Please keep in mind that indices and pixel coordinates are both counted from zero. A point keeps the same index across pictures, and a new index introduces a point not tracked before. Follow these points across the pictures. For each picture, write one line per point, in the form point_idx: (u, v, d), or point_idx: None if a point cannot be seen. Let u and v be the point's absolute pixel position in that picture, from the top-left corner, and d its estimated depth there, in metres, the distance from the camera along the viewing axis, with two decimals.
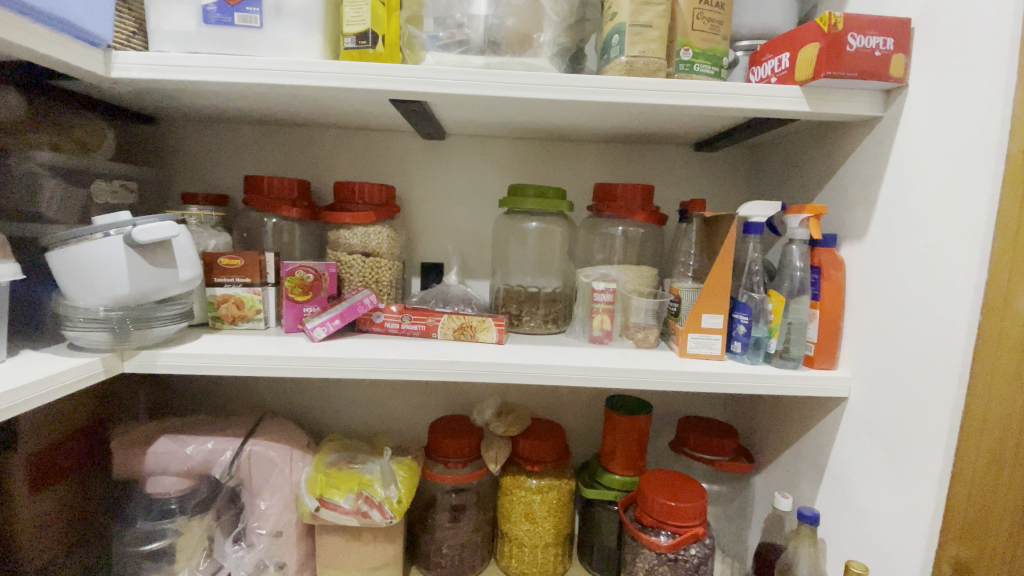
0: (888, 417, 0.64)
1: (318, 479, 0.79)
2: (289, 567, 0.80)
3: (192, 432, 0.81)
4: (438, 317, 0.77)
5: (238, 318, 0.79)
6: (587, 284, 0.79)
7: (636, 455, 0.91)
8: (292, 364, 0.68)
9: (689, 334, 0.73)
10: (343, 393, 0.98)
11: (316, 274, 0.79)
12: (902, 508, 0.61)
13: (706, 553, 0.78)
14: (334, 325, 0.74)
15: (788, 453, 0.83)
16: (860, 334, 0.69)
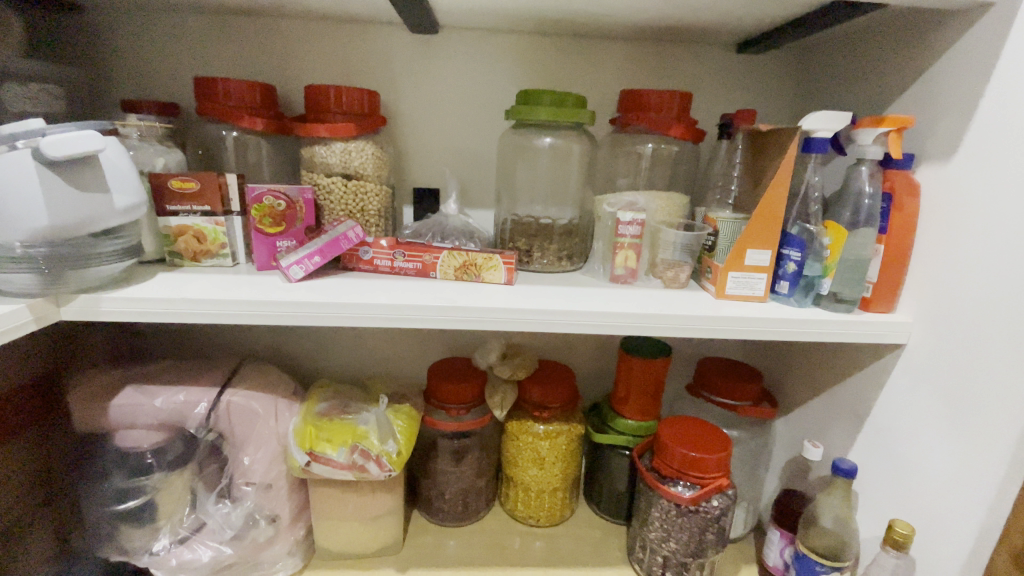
0: (958, 369, 0.56)
1: (307, 432, 0.71)
2: (282, 520, 0.74)
3: (161, 382, 0.72)
4: (436, 254, 0.66)
5: (200, 253, 0.68)
6: (610, 214, 0.67)
7: (650, 400, 0.85)
8: (265, 309, 0.58)
9: (729, 272, 0.63)
10: (329, 336, 0.89)
11: (290, 202, 0.67)
12: (965, 468, 0.54)
13: (728, 505, 0.73)
14: (313, 263, 0.63)
15: (818, 401, 0.76)
16: (931, 273, 0.59)
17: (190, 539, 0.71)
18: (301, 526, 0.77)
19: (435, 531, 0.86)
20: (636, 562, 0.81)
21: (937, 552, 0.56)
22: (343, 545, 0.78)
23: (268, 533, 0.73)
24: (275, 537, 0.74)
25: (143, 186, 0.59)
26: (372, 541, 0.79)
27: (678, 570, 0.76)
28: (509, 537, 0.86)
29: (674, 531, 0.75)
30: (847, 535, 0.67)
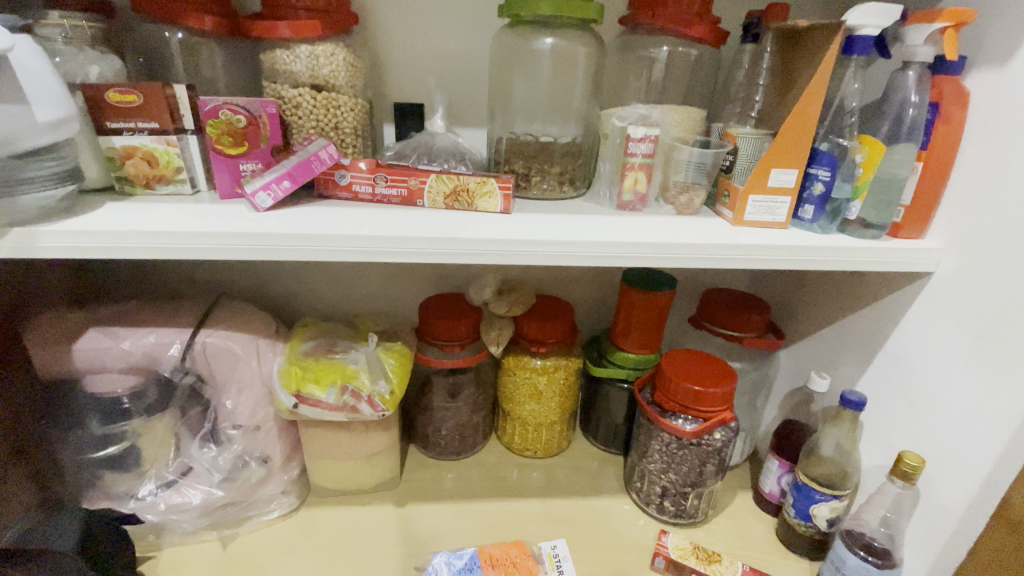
0: (991, 298, 0.52)
1: (292, 373, 0.67)
2: (274, 461, 0.71)
3: (128, 323, 0.67)
4: (423, 178, 0.59)
5: (154, 179, 0.60)
6: (620, 130, 0.60)
7: (653, 333, 0.81)
8: (230, 242, 0.51)
9: (749, 195, 0.57)
10: (312, 272, 0.83)
11: (250, 118, 0.58)
12: (988, 401, 0.52)
13: (730, 437, 0.72)
14: (282, 189, 0.55)
15: (828, 332, 0.73)
16: (975, 193, 0.53)
17: (178, 483, 0.69)
18: (295, 465, 0.75)
19: (432, 466, 0.85)
20: (633, 492, 0.81)
21: (946, 483, 0.55)
22: (337, 483, 0.77)
23: (259, 474, 0.70)
24: (268, 477, 0.72)
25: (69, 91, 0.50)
26: (368, 477, 0.78)
27: (676, 499, 0.75)
28: (506, 469, 0.85)
29: (674, 463, 0.74)
30: (847, 463, 0.67)
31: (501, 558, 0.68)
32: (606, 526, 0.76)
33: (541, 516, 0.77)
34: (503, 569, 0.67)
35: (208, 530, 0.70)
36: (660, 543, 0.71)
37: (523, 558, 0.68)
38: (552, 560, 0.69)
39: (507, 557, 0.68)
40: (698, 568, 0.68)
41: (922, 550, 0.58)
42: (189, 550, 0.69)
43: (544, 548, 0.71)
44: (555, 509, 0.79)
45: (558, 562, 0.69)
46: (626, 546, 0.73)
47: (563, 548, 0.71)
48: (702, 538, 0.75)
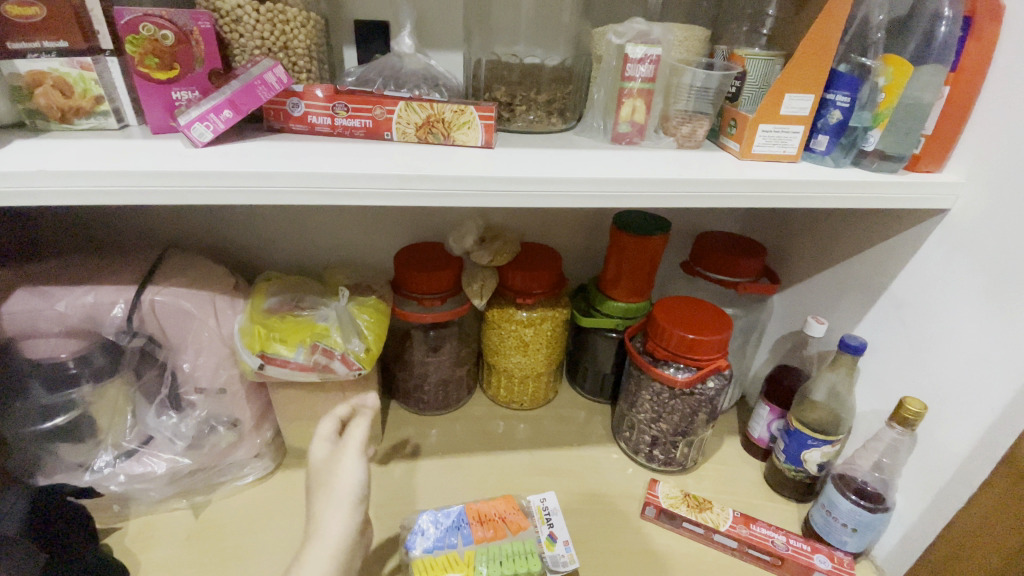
0: (1011, 237, 0.48)
1: (255, 332, 0.61)
2: (244, 425, 0.66)
3: (63, 281, 0.59)
4: (389, 107, 0.51)
5: (71, 111, 0.51)
6: (617, 49, 0.52)
7: (644, 281, 0.76)
8: (164, 183, 0.43)
9: (759, 125, 0.51)
10: (275, 220, 0.75)
11: (179, 35, 0.49)
12: (1000, 344, 0.49)
13: (723, 385, 0.69)
14: (223, 120, 0.47)
15: (827, 274, 0.70)
16: (1005, 118, 0.48)
17: (139, 453, 0.64)
18: (268, 428, 0.70)
19: (415, 422, 0.82)
20: (622, 441, 0.79)
21: (947, 428, 0.54)
22: None
23: (229, 439, 0.66)
24: (239, 442, 0.67)
25: None
26: None
27: (666, 448, 0.74)
28: (493, 423, 0.82)
29: (665, 412, 0.71)
30: (842, 409, 0.66)
31: (489, 514, 0.66)
32: (596, 476, 0.75)
33: (529, 468, 0.75)
34: (491, 524, 0.65)
35: (178, 498, 0.66)
36: (651, 492, 0.69)
37: (512, 513, 0.66)
38: (542, 514, 0.67)
39: (495, 512, 0.66)
40: (690, 516, 0.67)
41: (916, 493, 0.57)
42: (158, 520, 0.65)
43: (534, 501, 0.69)
44: (543, 461, 0.77)
45: (548, 515, 0.67)
46: (617, 495, 0.72)
47: (553, 501, 0.69)
48: (692, 484, 0.74)
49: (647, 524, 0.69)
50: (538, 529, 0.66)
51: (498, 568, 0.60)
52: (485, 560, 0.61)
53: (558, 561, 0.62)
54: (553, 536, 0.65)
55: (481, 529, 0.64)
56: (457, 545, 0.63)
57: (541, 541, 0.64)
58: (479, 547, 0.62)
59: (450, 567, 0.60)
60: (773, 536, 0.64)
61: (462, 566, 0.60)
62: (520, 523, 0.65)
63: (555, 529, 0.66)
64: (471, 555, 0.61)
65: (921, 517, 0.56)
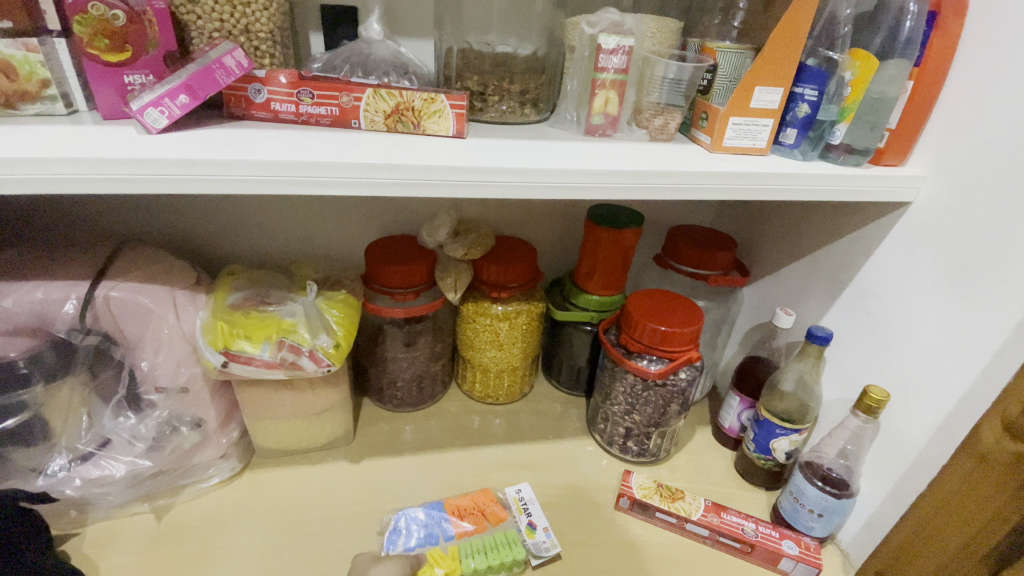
0: (969, 230, 0.50)
1: (218, 328, 0.58)
2: (208, 425, 0.64)
3: (9, 276, 0.56)
4: (357, 94, 0.49)
5: (14, 95, 0.48)
6: (590, 38, 0.52)
7: (618, 274, 0.77)
8: (115, 172, 0.41)
9: (729, 117, 0.51)
10: (241, 212, 0.73)
11: (131, 14, 0.46)
12: (960, 333, 0.51)
13: (695, 376, 0.70)
14: (178, 105, 0.45)
15: (796, 266, 0.72)
16: (966, 113, 0.49)
17: (96, 456, 0.61)
18: (233, 427, 0.68)
19: (389, 418, 0.80)
20: (597, 434, 0.80)
21: (908, 414, 0.56)
22: (284, 442, 0.71)
23: (192, 440, 0.63)
24: (203, 442, 0.65)
25: None
26: (318, 435, 0.72)
27: (640, 440, 0.74)
28: (468, 418, 0.82)
29: (638, 404, 0.72)
30: (809, 398, 0.67)
31: (467, 508, 0.66)
32: (571, 469, 0.75)
33: (504, 463, 0.75)
34: (470, 519, 0.65)
35: (139, 502, 0.64)
36: (625, 484, 0.70)
37: (490, 506, 0.67)
38: (519, 504, 0.68)
39: (473, 507, 0.66)
40: (662, 506, 0.67)
41: (878, 478, 0.59)
42: (118, 526, 0.62)
43: (510, 493, 0.69)
44: (518, 455, 0.76)
45: (525, 506, 0.67)
46: (591, 488, 0.72)
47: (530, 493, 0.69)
48: (665, 475, 0.75)
49: (622, 515, 0.69)
50: (517, 519, 0.66)
51: (481, 558, 0.60)
52: (466, 552, 0.61)
53: (542, 548, 0.63)
54: (533, 525, 0.65)
55: (460, 524, 0.64)
56: (437, 539, 0.62)
57: (521, 530, 0.65)
58: (460, 541, 0.63)
59: (435, 562, 0.60)
60: (742, 523, 0.66)
61: (446, 560, 0.60)
62: (499, 514, 0.66)
63: (533, 518, 0.66)
64: (453, 548, 0.61)
65: (883, 502, 0.58)
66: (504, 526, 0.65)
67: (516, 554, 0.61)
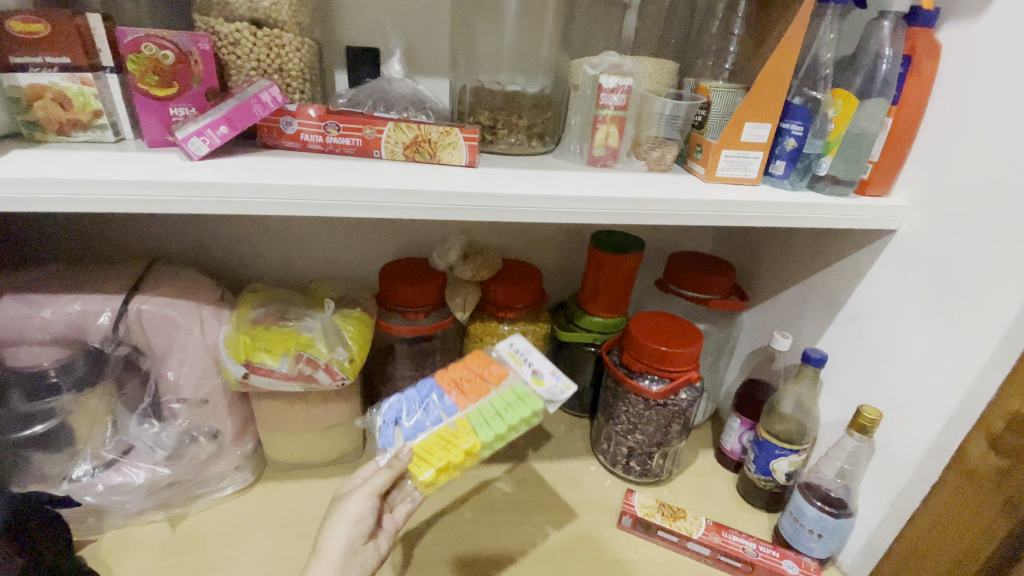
0: (950, 257, 0.53)
1: (240, 342, 0.62)
2: (225, 436, 0.67)
3: (49, 290, 0.60)
4: (379, 127, 0.54)
5: (67, 124, 0.53)
6: (592, 78, 0.56)
7: (620, 297, 0.80)
8: (159, 193, 0.45)
9: (722, 150, 0.55)
10: (264, 234, 0.77)
11: (180, 55, 0.52)
12: (947, 353, 0.53)
13: (696, 397, 0.72)
14: (219, 135, 0.50)
15: (792, 291, 0.74)
16: (943, 148, 0.53)
17: (118, 463, 0.64)
18: (248, 440, 0.71)
19: None
20: (600, 454, 0.81)
21: (901, 435, 0.57)
22: (296, 456, 0.73)
23: (209, 450, 0.66)
24: (219, 454, 0.67)
25: None
26: (329, 449, 0.74)
27: (642, 460, 0.76)
28: None
29: (640, 423, 0.73)
30: (807, 419, 0.69)
31: (462, 377, 0.58)
32: (574, 488, 0.76)
33: (509, 480, 0.76)
34: (469, 387, 0.57)
35: (155, 511, 0.66)
36: (627, 502, 0.71)
37: (489, 367, 0.59)
38: (516, 357, 0.60)
39: (469, 370, 0.59)
40: (664, 525, 0.69)
41: (876, 499, 0.60)
42: (134, 532, 0.64)
43: (502, 350, 0.62)
44: (522, 473, 0.78)
45: (523, 356, 0.60)
46: (594, 507, 0.73)
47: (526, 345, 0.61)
48: (667, 495, 0.76)
49: (624, 534, 0.70)
50: (520, 372, 0.59)
51: (499, 422, 0.52)
52: (479, 423, 0.52)
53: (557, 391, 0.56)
54: (538, 372, 0.58)
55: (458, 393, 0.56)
56: (442, 417, 0.54)
57: (528, 381, 0.57)
58: (467, 411, 0.54)
59: (440, 436, 0.52)
60: (743, 543, 0.67)
61: (456, 433, 0.52)
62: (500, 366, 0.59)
63: (536, 365, 0.59)
64: (461, 419, 0.53)
65: (881, 523, 0.59)
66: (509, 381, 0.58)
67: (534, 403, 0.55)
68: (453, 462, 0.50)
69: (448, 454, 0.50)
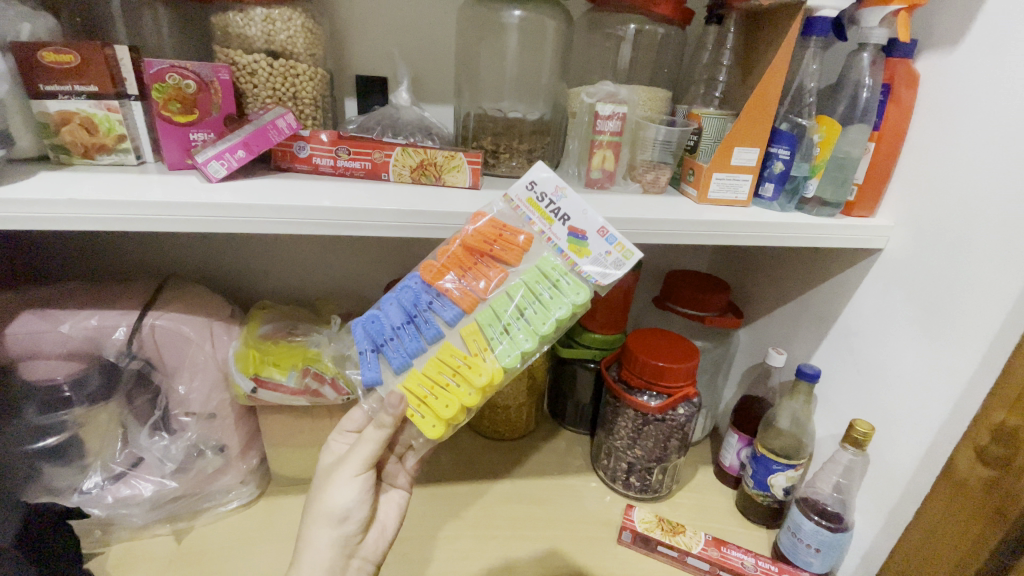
0: (934, 274, 0.55)
1: (249, 356, 0.64)
2: (231, 450, 0.68)
3: (67, 306, 0.62)
4: (387, 151, 0.57)
5: (93, 148, 0.56)
6: (588, 107, 0.59)
7: (619, 314, 0.81)
8: (179, 213, 0.48)
9: (713, 173, 0.58)
10: (274, 252, 0.80)
11: (200, 84, 0.55)
12: (934, 368, 0.55)
13: (694, 412, 0.73)
14: (236, 159, 0.53)
15: (787, 309, 0.76)
16: (924, 172, 0.56)
17: (127, 475, 0.65)
18: (254, 454, 0.72)
19: None
20: (600, 469, 0.82)
21: (893, 448, 0.59)
22: (300, 470, 0.74)
23: (215, 464, 0.67)
24: (226, 467, 0.69)
25: None
26: None
27: (642, 475, 0.77)
28: (475, 452, 0.85)
29: (639, 438, 0.75)
30: (803, 434, 0.70)
31: (467, 264, 0.53)
32: (574, 504, 0.77)
33: (510, 496, 0.77)
34: (474, 274, 0.52)
35: (161, 524, 0.67)
36: (627, 517, 0.72)
37: (496, 243, 0.52)
38: (538, 205, 0.53)
39: (471, 253, 0.53)
40: (663, 539, 0.69)
41: (871, 513, 0.61)
42: (140, 545, 0.65)
43: (522, 196, 0.53)
44: (523, 489, 0.79)
45: (551, 206, 0.52)
46: (595, 523, 0.74)
47: (549, 181, 0.52)
48: (667, 511, 0.77)
49: (624, 549, 0.71)
50: (553, 235, 0.52)
51: (513, 339, 0.51)
52: (493, 340, 0.51)
53: (619, 262, 0.50)
54: (576, 236, 0.51)
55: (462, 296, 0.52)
56: (451, 329, 0.52)
57: (563, 250, 0.52)
58: (477, 321, 0.51)
59: (449, 366, 0.51)
60: (743, 557, 0.67)
61: (469, 362, 0.50)
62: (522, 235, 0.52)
63: (572, 223, 0.51)
64: (471, 340, 0.51)
65: (877, 536, 0.60)
66: (536, 253, 0.53)
67: (573, 296, 0.51)
68: (466, 400, 0.50)
69: (458, 401, 0.50)
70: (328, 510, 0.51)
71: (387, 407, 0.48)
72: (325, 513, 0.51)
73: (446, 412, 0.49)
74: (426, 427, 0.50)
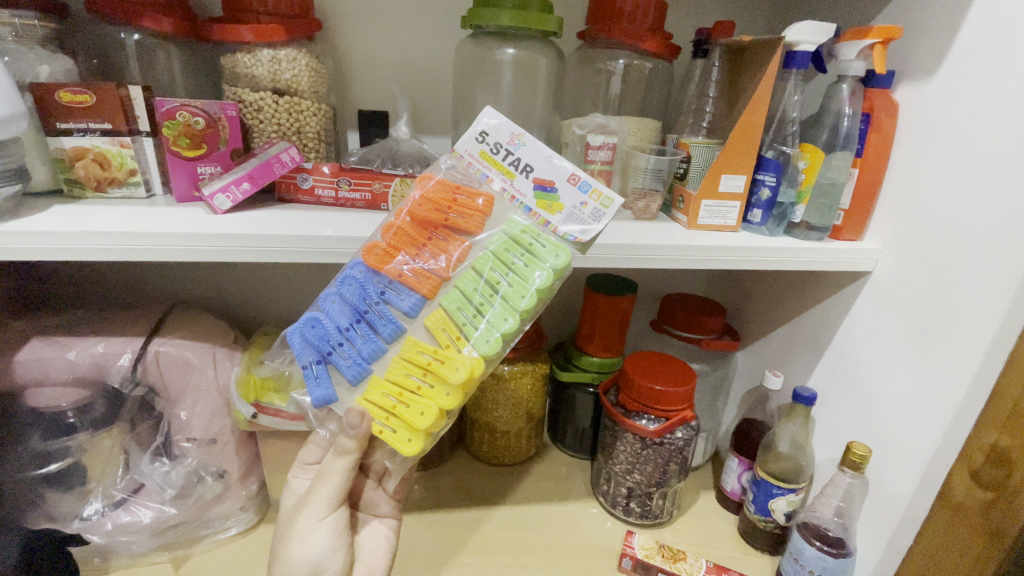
0: (922, 296, 0.56)
1: (251, 382, 0.64)
2: (231, 476, 0.69)
3: (75, 333, 0.64)
4: (387, 182, 0.59)
5: (105, 181, 0.58)
6: (579, 138, 0.61)
7: (616, 337, 0.82)
8: (185, 243, 0.50)
9: (702, 200, 0.60)
10: (277, 279, 0.82)
11: (209, 120, 0.57)
12: (927, 389, 0.55)
13: (692, 436, 0.73)
14: (241, 191, 0.55)
15: (782, 331, 0.77)
16: (908, 196, 0.57)
17: (127, 502, 0.65)
18: (253, 480, 0.72)
19: None
20: (600, 495, 0.81)
21: (892, 471, 0.58)
22: None
23: (215, 490, 0.68)
24: (225, 493, 0.69)
25: (12, 79, 0.48)
26: None
27: (642, 500, 0.76)
28: (475, 478, 0.84)
29: (638, 463, 0.74)
30: (802, 457, 0.70)
31: (420, 241, 0.51)
32: (574, 530, 0.76)
33: (509, 522, 0.77)
34: (429, 252, 0.51)
35: (159, 551, 0.67)
36: (627, 544, 0.72)
37: (449, 210, 0.51)
38: (493, 157, 0.53)
39: (424, 228, 0.52)
40: (664, 567, 0.69)
41: (871, 538, 0.61)
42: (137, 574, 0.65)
43: (475, 152, 0.53)
44: (522, 515, 0.78)
45: (512, 160, 0.52)
46: (595, 550, 0.73)
47: (501, 131, 0.52)
48: (668, 537, 0.76)
49: None
50: (521, 192, 0.52)
51: (485, 322, 0.49)
52: (465, 325, 0.49)
53: (597, 213, 0.51)
54: (544, 188, 0.52)
55: (424, 284, 0.50)
56: (415, 319, 0.50)
57: (533, 206, 0.52)
58: (444, 307, 0.50)
59: (417, 366, 0.49)
60: None
61: (441, 357, 0.49)
62: (481, 200, 0.51)
63: (537, 175, 0.52)
64: (439, 334, 0.50)
65: (880, 562, 0.59)
66: (500, 215, 0.52)
67: (552, 261, 0.50)
68: (440, 403, 0.49)
69: (435, 405, 0.48)
70: (295, 566, 0.51)
71: (349, 429, 0.48)
72: (296, 568, 0.51)
73: (421, 421, 0.48)
74: (401, 443, 0.49)
